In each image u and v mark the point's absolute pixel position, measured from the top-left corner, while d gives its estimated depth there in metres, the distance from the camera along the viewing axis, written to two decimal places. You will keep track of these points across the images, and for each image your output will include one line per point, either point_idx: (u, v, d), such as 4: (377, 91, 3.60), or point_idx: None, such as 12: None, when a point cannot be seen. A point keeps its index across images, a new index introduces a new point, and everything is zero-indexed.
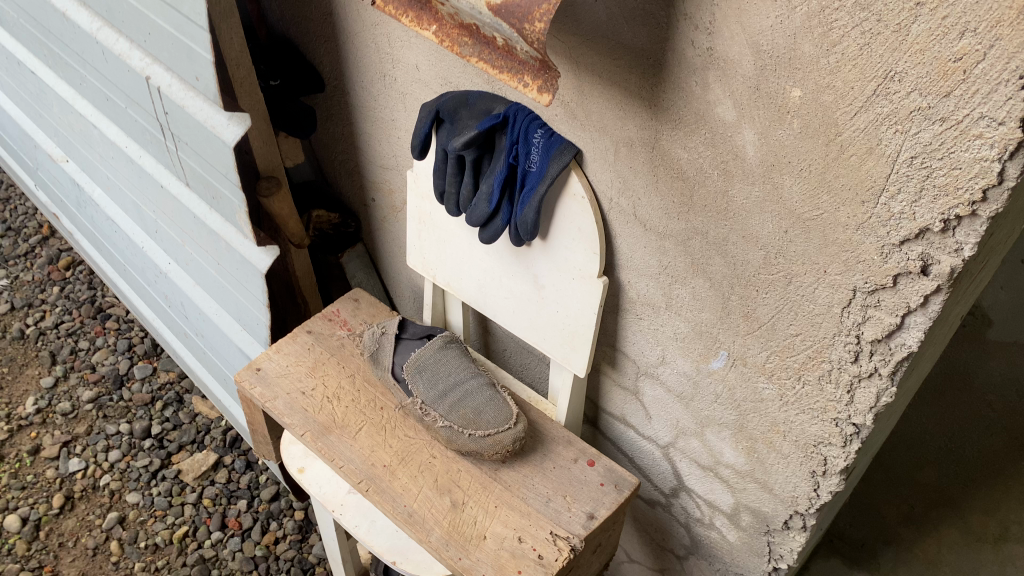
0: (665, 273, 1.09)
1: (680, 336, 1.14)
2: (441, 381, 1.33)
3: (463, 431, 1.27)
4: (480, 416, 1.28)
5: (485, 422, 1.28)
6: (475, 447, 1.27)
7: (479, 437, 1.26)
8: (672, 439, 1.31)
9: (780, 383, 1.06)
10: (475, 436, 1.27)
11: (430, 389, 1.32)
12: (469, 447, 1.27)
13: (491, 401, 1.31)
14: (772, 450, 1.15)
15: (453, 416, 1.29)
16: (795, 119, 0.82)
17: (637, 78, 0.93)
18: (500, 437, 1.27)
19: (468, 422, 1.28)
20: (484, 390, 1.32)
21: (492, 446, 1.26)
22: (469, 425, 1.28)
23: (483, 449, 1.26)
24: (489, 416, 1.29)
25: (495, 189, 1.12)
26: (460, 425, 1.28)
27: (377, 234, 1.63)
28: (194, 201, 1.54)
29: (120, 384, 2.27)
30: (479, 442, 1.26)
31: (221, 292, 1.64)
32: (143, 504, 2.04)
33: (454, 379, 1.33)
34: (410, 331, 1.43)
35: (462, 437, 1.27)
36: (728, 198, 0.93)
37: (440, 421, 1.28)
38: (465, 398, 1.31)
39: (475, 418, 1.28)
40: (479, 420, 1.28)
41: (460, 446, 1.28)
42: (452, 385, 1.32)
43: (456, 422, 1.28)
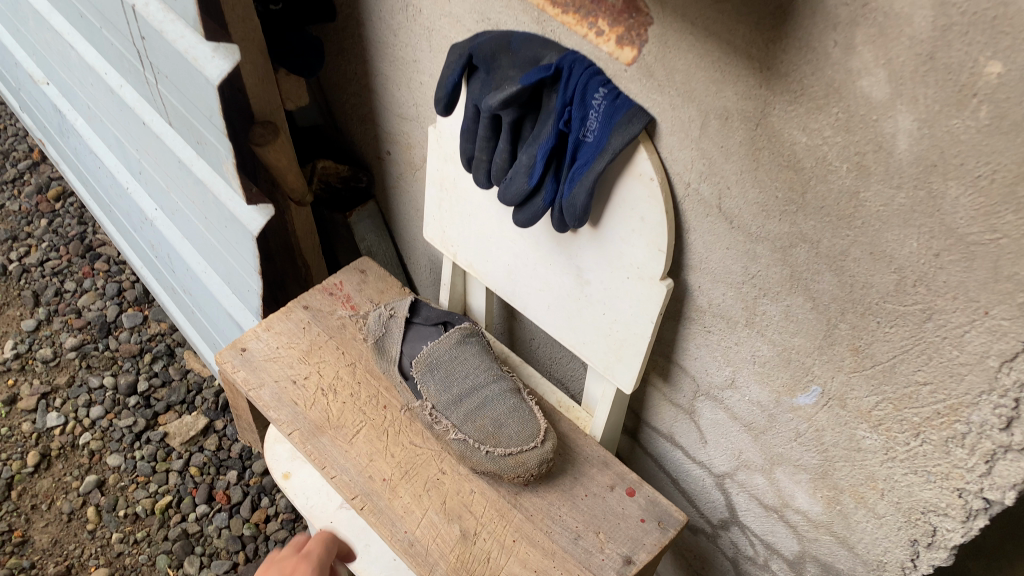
0: (749, 283, 0.85)
1: (760, 360, 0.91)
2: (456, 385, 1.11)
3: (479, 447, 1.05)
4: (501, 431, 1.07)
5: (506, 437, 1.06)
6: (493, 467, 1.05)
7: (498, 456, 1.05)
8: (731, 469, 1.10)
9: (887, 435, 0.83)
10: (494, 453, 1.05)
11: (443, 392, 1.10)
12: (484, 466, 1.06)
13: (515, 414, 1.08)
14: (862, 506, 0.92)
15: (469, 427, 1.07)
16: (982, 104, 0.57)
17: (748, 30, 0.68)
18: (524, 456, 1.05)
19: (487, 437, 1.06)
20: (508, 398, 1.10)
21: (512, 468, 1.04)
22: (488, 440, 1.06)
23: (502, 470, 1.05)
24: (512, 430, 1.07)
25: (537, 160, 0.87)
26: (476, 439, 1.06)
27: (391, 193, 1.40)
28: (179, 143, 1.30)
29: (107, 332, 2.07)
30: (498, 462, 1.05)
31: (210, 251, 1.42)
32: (124, 468, 1.86)
33: (473, 382, 1.11)
34: (423, 319, 1.21)
35: (478, 453, 1.05)
36: (857, 201, 0.69)
37: (453, 432, 1.07)
38: (484, 406, 1.09)
39: (495, 432, 1.06)
40: (500, 435, 1.06)
41: (474, 464, 1.06)
42: (469, 390, 1.10)
43: (472, 435, 1.06)
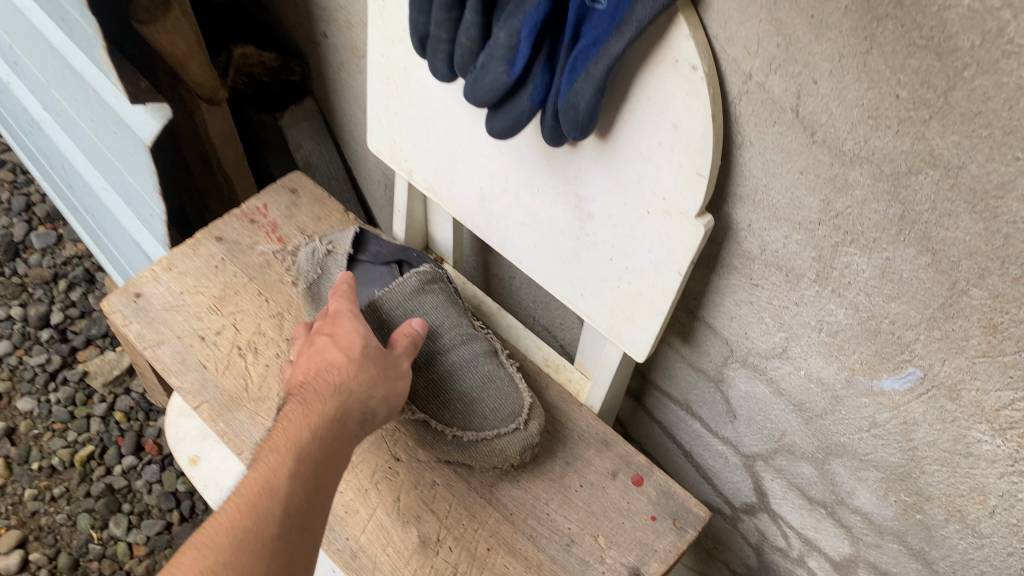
0: (828, 224, 0.59)
1: (830, 327, 0.66)
2: (411, 351, 0.84)
3: (443, 431, 0.82)
4: (471, 410, 0.82)
5: (477, 417, 0.82)
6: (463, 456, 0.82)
7: (470, 445, 0.82)
8: (766, 451, 0.86)
9: (1019, 443, 0.58)
10: (463, 439, 0.82)
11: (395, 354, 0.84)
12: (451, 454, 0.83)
13: (490, 385, 0.84)
14: (956, 521, 0.69)
15: (430, 404, 0.83)
16: None
17: None
18: (503, 444, 0.81)
19: (453, 418, 0.82)
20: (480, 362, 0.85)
21: (487, 459, 0.82)
22: (453, 422, 0.82)
23: (473, 459, 0.82)
24: (485, 408, 0.82)
25: (523, 40, 0.59)
26: (439, 421, 0.82)
27: (332, 89, 1.10)
28: (46, 21, 0.99)
29: (14, 255, 1.78)
30: (469, 451, 0.82)
31: (104, 163, 1.13)
32: (37, 414, 1.60)
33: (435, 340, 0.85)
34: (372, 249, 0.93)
35: (443, 438, 0.82)
36: None
37: (409, 411, 0.83)
38: (449, 375, 0.83)
39: (462, 410, 0.82)
40: (469, 415, 0.82)
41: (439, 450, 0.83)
42: (429, 357, 0.84)
43: (434, 415, 0.83)
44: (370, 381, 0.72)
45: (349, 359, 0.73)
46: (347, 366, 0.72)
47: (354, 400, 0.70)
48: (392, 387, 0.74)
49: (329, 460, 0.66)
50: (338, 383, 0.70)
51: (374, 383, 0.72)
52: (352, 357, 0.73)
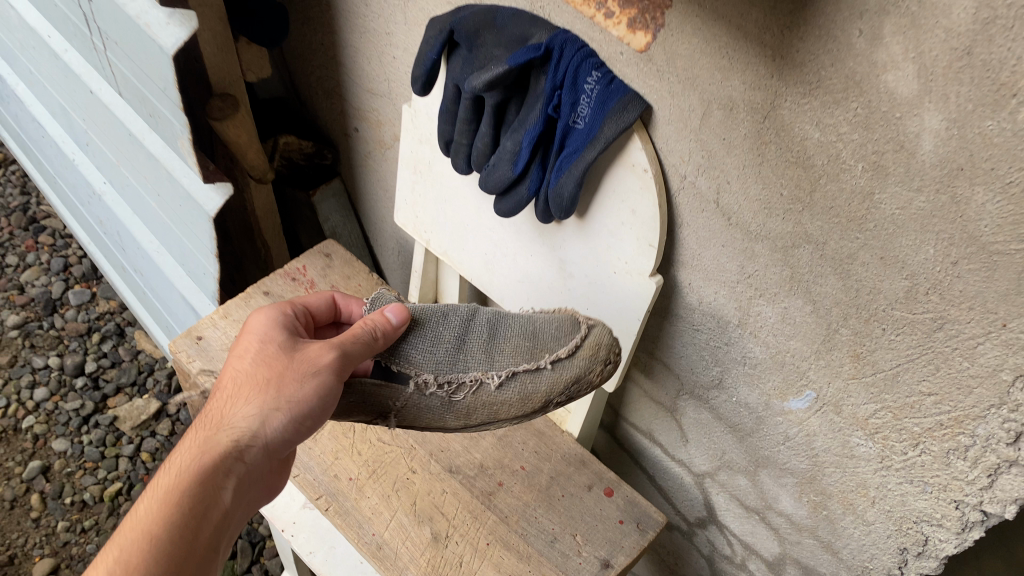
0: (744, 282, 0.81)
1: (750, 361, 0.87)
2: (442, 341, 0.85)
3: (541, 368, 0.83)
4: (542, 340, 0.85)
5: (553, 342, 0.85)
6: (567, 382, 0.82)
7: (564, 361, 0.83)
8: (711, 469, 1.06)
9: (883, 444, 0.79)
10: (559, 361, 0.83)
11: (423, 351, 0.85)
12: (559, 387, 0.82)
13: (538, 320, 0.87)
14: (850, 512, 0.89)
15: (502, 359, 0.84)
16: (1020, 106, 0.52)
17: (762, 15, 0.62)
18: (596, 340, 0.83)
19: (534, 356, 0.84)
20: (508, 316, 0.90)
21: (594, 363, 0.82)
22: (538, 355, 0.84)
23: (580, 376, 0.82)
24: (550, 331, 0.85)
25: (524, 148, 0.81)
26: (523, 365, 0.83)
27: (358, 172, 1.33)
28: (129, 115, 1.21)
29: (52, 310, 1.96)
30: (570, 365, 0.82)
31: (162, 229, 1.33)
32: (71, 453, 1.77)
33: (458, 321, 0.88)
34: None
35: (546, 374, 0.82)
36: (872, 203, 0.65)
37: (491, 380, 0.83)
38: (494, 334, 0.86)
39: (536, 346, 0.84)
40: (544, 346, 0.84)
41: (537, 395, 0.83)
42: (461, 338, 0.86)
43: (515, 364, 0.84)
44: (255, 395, 0.74)
45: (237, 380, 0.76)
46: (232, 389, 0.76)
47: (233, 421, 0.73)
48: (291, 383, 0.75)
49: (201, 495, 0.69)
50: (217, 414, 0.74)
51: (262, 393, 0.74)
52: (239, 377, 0.76)
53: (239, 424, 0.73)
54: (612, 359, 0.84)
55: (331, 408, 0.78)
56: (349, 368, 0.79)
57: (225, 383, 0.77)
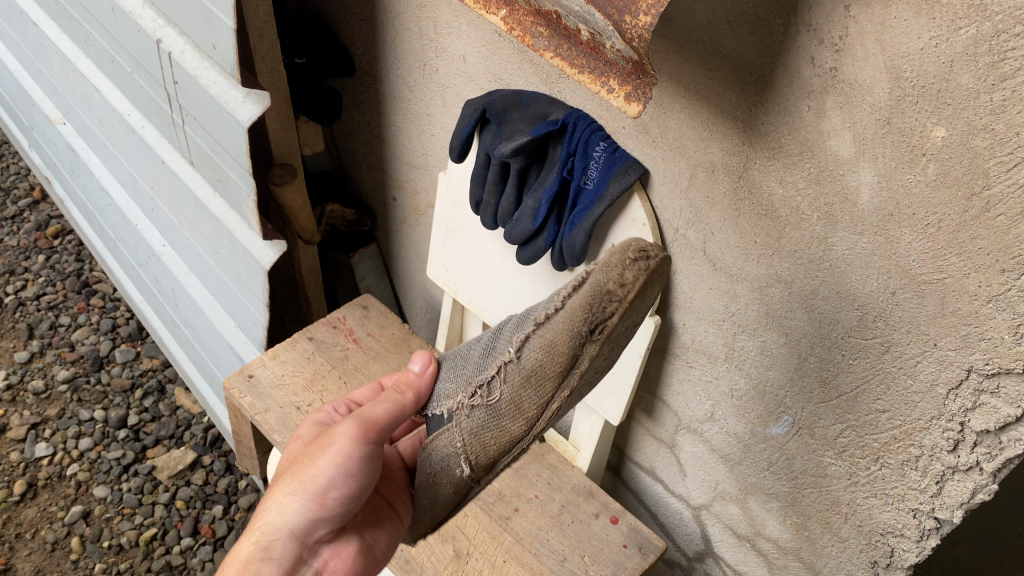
0: (729, 321, 0.95)
1: (737, 393, 1.01)
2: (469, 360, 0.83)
3: (554, 312, 0.72)
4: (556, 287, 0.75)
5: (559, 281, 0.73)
6: (578, 311, 0.70)
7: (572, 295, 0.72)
8: (706, 501, 1.18)
9: (851, 461, 0.92)
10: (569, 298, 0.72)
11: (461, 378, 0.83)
12: (575, 322, 0.70)
13: None
14: (827, 530, 1.01)
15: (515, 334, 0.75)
16: (930, 163, 0.67)
17: (734, 96, 0.79)
18: (606, 264, 0.72)
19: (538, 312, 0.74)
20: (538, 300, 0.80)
21: (606, 272, 0.71)
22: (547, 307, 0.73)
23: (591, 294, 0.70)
24: None
25: (542, 205, 0.97)
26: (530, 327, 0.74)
27: (393, 237, 1.49)
28: (197, 182, 1.38)
29: (99, 366, 2.11)
30: (577, 295, 0.71)
31: (217, 284, 1.49)
32: (110, 500, 1.88)
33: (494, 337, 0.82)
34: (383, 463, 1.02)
35: (556, 318, 0.71)
36: (826, 246, 0.80)
37: (510, 357, 0.75)
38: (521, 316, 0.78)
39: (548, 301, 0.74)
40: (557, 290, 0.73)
41: (564, 343, 0.70)
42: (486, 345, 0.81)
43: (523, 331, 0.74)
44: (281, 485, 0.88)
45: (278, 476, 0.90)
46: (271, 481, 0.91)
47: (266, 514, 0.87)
48: (310, 463, 0.86)
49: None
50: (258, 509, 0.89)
51: (286, 481, 0.88)
52: (280, 470, 0.91)
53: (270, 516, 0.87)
54: (629, 264, 0.71)
55: (364, 472, 0.86)
56: (378, 433, 0.87)
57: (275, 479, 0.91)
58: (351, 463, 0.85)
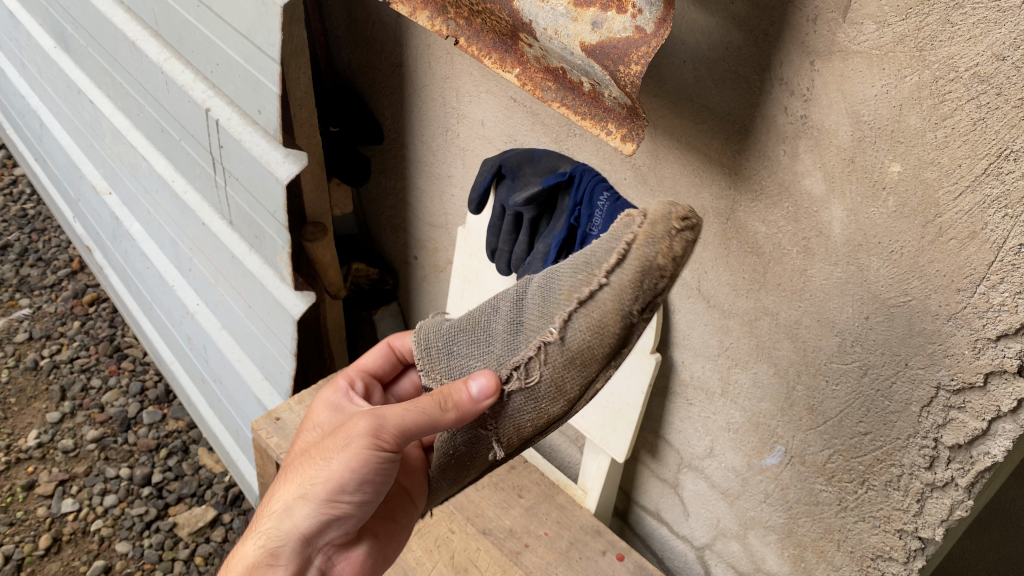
0: (724, 355, 1.04)
1: (733, 427, 1.09)
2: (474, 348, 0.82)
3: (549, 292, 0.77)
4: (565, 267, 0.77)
5: (593, 260, 0.74)
6: (630, 291, 0.72)
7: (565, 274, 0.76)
8: (709, 540, 1.24)
9: (839, 486, 0.98)
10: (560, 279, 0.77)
11: (450, 351, 0.84)
12: (627, 304, 0.72)
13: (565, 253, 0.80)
14: (822, 560, 1.06)
15: (528, 310, 0.79)
16: (890, 196, 0.77)
17: (719, 144, 0.89)
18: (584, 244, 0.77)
19: (546, 291, 0.77)
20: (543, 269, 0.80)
21: (654, 245, 0.70)
22: (549, 289, 0.77)
23: (646, 275, 0.70)
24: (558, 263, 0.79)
25: (553, 250, 1.07)
26: (560, 313, 0.75)
27: (413, 295, 1.59)
28: (235, 240, 1.49)
29: (127, 427, 2.19)
30: (569, 274, 0.76)
31: (248, 338, 1.59)
32: (131, 555, 1.93)
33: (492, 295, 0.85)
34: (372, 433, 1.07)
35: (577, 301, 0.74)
36: (805, 277, 0.88)
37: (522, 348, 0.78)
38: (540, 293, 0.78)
39: (543, 281, 0.78)
40: (563, 271, 0.77)
41: (615, 322, 0.73)
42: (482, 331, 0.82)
43: (548, 317, 0.76)
44: (294, 480, 0.86)
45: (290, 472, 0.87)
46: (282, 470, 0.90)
47: (278, 515, 0.85)
48: (325, 467, 0.83)
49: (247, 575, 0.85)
50: (270, 506, 0.86)
51: (298, 477, 0.85)
52: (293, 469, 0.88)
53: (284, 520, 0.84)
54: (676, 234, 0.71)
55: (384, 478, 0.83)
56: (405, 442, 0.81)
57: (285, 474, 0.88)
58: (371, 474, 0.81)
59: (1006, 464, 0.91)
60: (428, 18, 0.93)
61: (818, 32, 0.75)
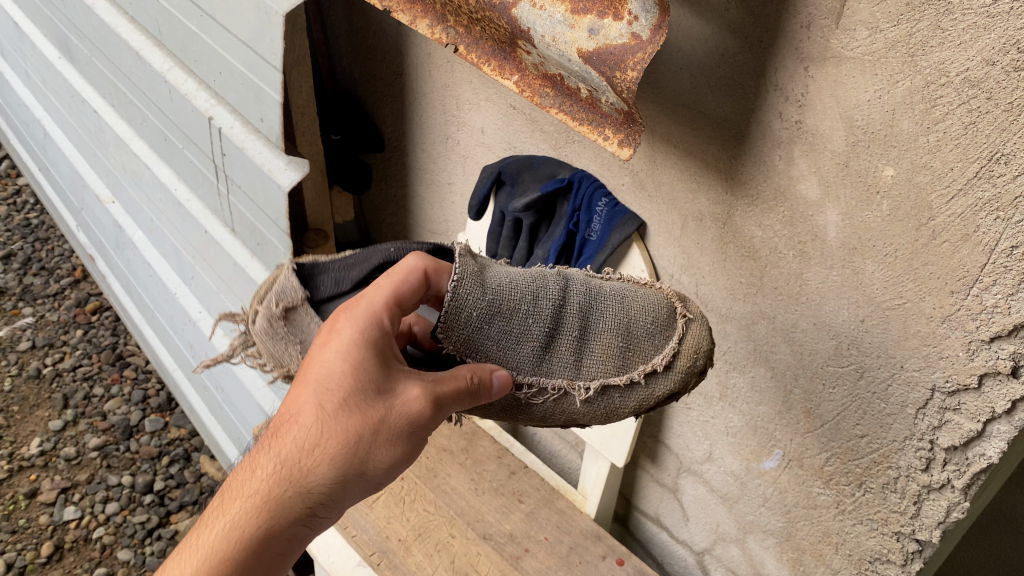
0: (723, 359, 1.05)
1: (732, 431, 1.10)
2: (506, 333, 0.79)
3: (593, 342, 0.81)
4: (608, 324, 0.81)
5: (641, 347, 0.82)
6: (659, 399, 0.84)
7: (613, 335, 0.81)
8: (708, 545, 1.25)
9: (837, 489, 0.99)
10: (603, 334, 0.81)
11: (477, 333, 0.78)
12: (647, 405, 0.84)
13: (616, 296, 0.83)
14: (821, 563, 1.07)
15: (563, 332, 0.81)
16: (883, 200, 0.78)
17: (716, 150, 0.90)
18: (640, 313, 0.82)
19: (585, 334, 0.81)
20: (582, 294, 0.82)
21: (695, 374, 0.84)
22: (589, 336, 0.81)
23: (676, 393, 0.84)
24: (611, 309, 0.82)
25: (552, 254, 1.11)
26: (595, 371, 0.82)
27: None
28: (237, 247, 1.50)
29: (129, 435, 2.20)
30: (617, 340, 0.81)
31: (250, 345, 1.60)
32: (133, 562, 1.93)
33: (524, 279, 0.80)
34: (326, 277, 0.84)
35: (612, 369, 0.82)
36: (802, 281, 0.89)
37: (551, 378, 0.81)
38: (586, 326, 0.81)
39: (585, 319, 0.81)
40: (605, 327, 0.81)
41: (627, 409, 0.84)
42: (523, 325, 0.79)
43: (580, 370, 0.82)
44: (342, 457, 0.67)
45: (333, 439, 0.66)
46: (310, 429, 0.67)
47: (324, 496, 0.67)
48: (390, 450, 0.69)
49: (265, 565, 0.66)
50: (308, 480, 0.66)
51: (349, 456, 0.67)
52: (339, 439, 0.66)
53: (330, 503, 0.68)
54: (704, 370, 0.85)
55: None
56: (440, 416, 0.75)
57: (317, 437, 0.66)
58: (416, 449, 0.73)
59: (1002, 467, 0.91)
60: (428, 26, 0.94)
61: (811, 38, 0.76)
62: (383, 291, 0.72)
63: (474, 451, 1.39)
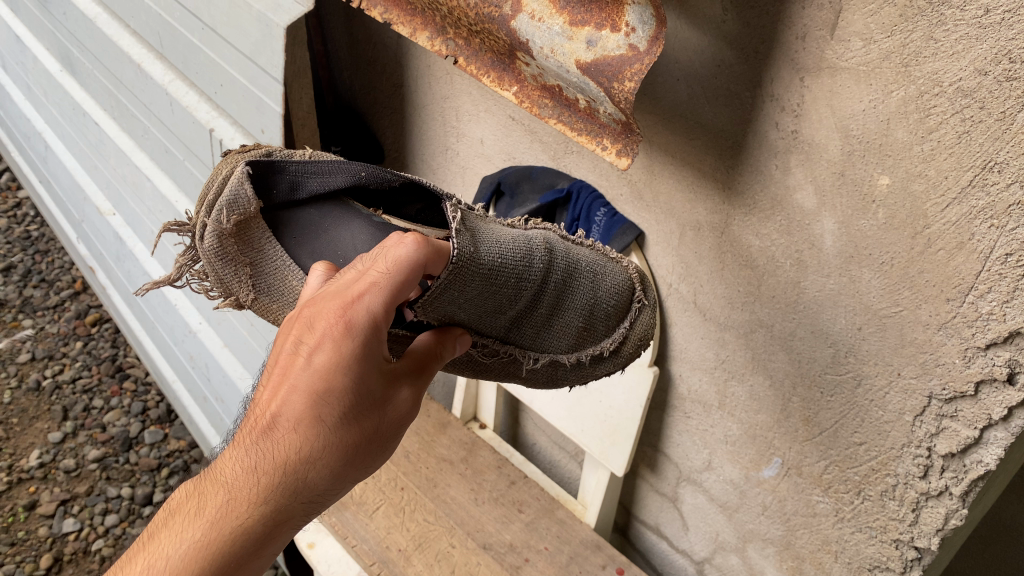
0: (721, 368, 1.05)
1: (731, 440, 1.10)
2: (482, 305, 0.78)
3: (557, 318, 0.87)
4: (572, 306, 0.86)
5: (596, 331, 0.91)
6: (591, 374, 0.96)
7: (576, 313, 0.87)
8: (708, 554, 1.25)
9: (836, 497, 0.99)
10: (568, 312, 0.87)
11: (454, 307, 0.75)
12: (584, 373, 0.95)
13: (588, 276, 0.87)
14: (820, 572, 1.07)
15: (533, 304, 0.84)
16: (879, 209, 0.78)
17: (713, 160, 0.91)
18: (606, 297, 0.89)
19: (553, 311, 0.86)
20: (559, 275, 0.84)
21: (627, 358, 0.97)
22: (551, 313, 0.86)
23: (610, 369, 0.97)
24: (583, 292, 0.87)
25: None
26: (551, 345, 0.89)
27: None
28: None
29: (128, 446, 2.20)
30: (580, 319, 0.88)
31: (251, 355, 1.60)
32: None
33: (515, 256, 0.78)
34: (285, 177, 0.79)
35: (561, 341, 0.89)
36: (799, 289, 0.90)
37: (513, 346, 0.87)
38: (555, 304, 0.86)
39: (559, 297, 0.85)
40: (569, 307, 0.87)
41: (563, 375, 0.94)
42: (501, 298, 0.79)
43: (539, 343, 0.89)
44: (340, 467, 0.61)
45: (339, 453, 0.60)
46: (313, 443, 0.59)
47: (318, 504, 0.62)
48: (378, 451, 0.65)
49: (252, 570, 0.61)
50: (308, 493, 0.60)
51: (347, 465, 0.61)
52: (344, 454, 0.61)
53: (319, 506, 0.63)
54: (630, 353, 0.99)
55: None
56: None
57: (322, 453, 0.59)
58: None
59: (1000, 475, 0.92)
60: (428, 38, 0.95)
61: (806, 49, 0.77)
62: (384, 289, 0.61)
63: (474, 461, 1.39)
